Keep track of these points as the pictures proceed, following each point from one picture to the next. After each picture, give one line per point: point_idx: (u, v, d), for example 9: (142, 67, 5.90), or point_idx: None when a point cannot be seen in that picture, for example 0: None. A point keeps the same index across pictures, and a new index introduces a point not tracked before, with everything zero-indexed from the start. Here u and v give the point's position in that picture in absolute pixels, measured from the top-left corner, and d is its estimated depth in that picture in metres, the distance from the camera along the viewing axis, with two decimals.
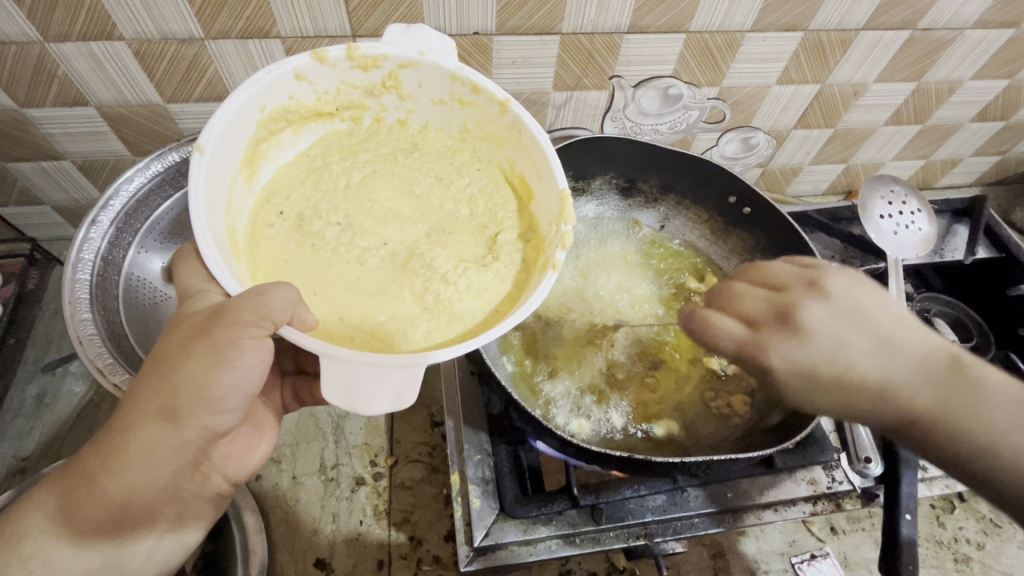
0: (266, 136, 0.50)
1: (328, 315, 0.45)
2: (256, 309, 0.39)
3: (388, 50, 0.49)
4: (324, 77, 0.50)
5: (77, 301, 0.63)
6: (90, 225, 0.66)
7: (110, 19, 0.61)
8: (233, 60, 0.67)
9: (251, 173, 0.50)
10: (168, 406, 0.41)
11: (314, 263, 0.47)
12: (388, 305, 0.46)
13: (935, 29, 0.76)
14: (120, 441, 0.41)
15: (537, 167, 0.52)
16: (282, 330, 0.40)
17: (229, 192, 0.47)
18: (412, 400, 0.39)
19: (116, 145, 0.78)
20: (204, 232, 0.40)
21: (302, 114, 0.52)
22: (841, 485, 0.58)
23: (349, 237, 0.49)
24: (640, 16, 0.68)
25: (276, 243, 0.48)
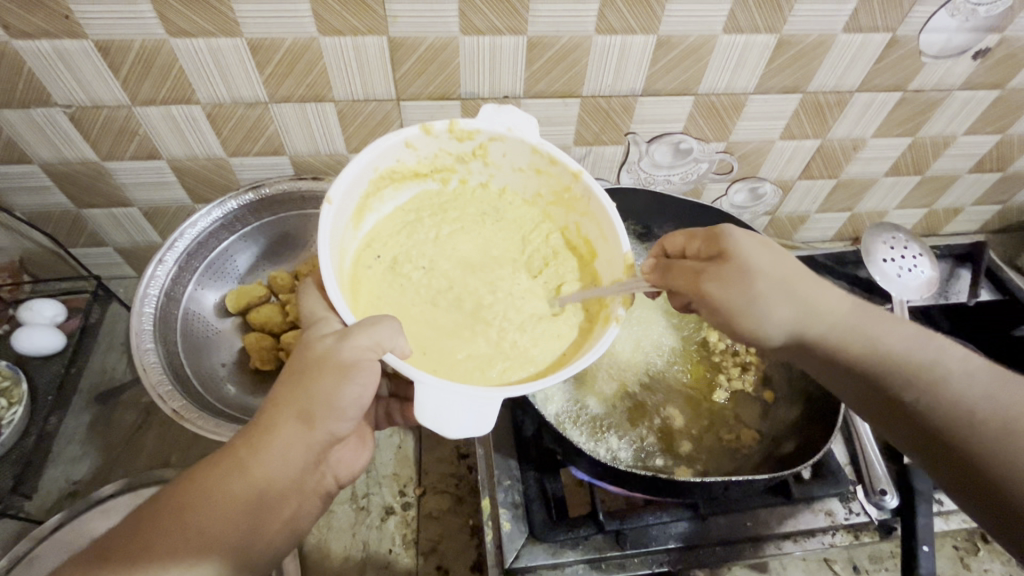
0: (374, 191, 0.57)
1: (415, 349, 0.50)
2: (369, 337, 0.44)
3: (482, 125, 0.55)
4: (426, 145, 0.56)
5: (142, 333, 0.69)
6: (157, 264, 0.73)
7: (190, 86, 0.70)
8: (292, 120, 0.76)
9: (358, 222, 0.56)
10: (306, 409, 0.44)
11: (406, 304, 0.53)
12: (467, 344, 0.51)
13: (925, 90, 0.83)
14: (263, 436, 0.45)
15: (605, 230, 0.56)
16: (384, 357, 0.44)
17: (342, 237, 0.54)
18: (490, 427, 0.44)
19: (180, 194, 0.86)
20: (329, 273, 0.46)
21: (404, 174, 0.58)
22: (858, 516, 0.60)
23: (436, 283, 0.54)
24: (652, 81, 0.77)
25: (374, 283, 0.54)
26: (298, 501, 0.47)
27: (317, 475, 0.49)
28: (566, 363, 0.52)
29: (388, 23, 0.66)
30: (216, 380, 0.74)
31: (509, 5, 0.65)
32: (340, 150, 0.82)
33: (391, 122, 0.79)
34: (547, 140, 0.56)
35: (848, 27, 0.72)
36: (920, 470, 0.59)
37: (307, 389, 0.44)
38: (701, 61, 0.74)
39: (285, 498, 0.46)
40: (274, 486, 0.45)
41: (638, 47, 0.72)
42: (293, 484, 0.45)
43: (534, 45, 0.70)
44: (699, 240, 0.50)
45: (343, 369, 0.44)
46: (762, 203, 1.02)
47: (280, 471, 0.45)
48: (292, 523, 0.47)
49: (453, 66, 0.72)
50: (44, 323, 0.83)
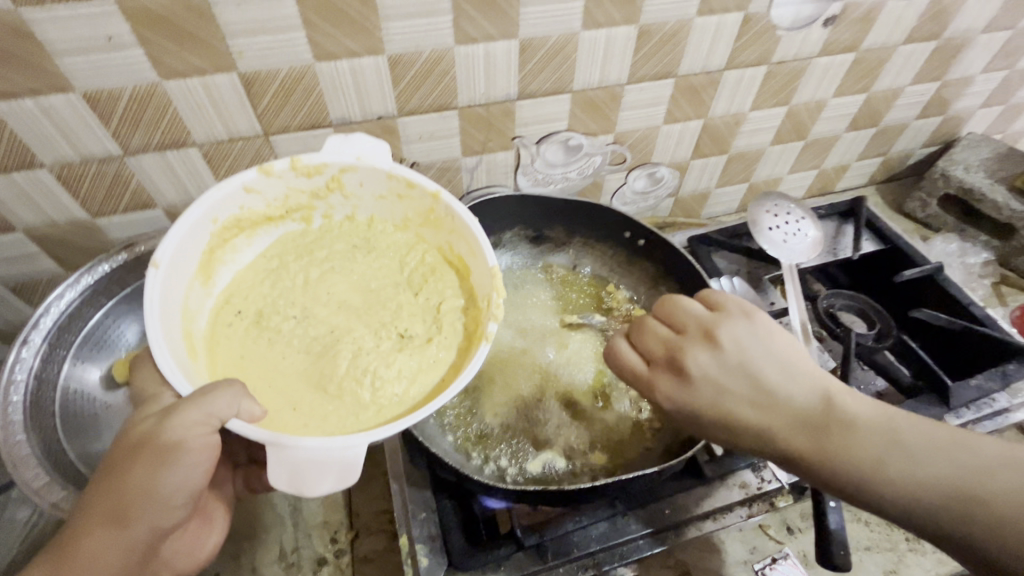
0: (220, 244, 0.54)
1: (281, 405, 0.48)
2: (200, 410, 0.42)
3: (328, 159, 0.54)
4: (271, 187, 0.54)
5: (9, 424, 0.63)
6: (21, 345, 0.67)
7: (30, 150, 0.65)
8: (155, 170, 0.72)
9: (208, 279, 0.53)
10: (118, 507, 0.42)
11: (270, 357, 0.50)
12: (337, 392, 0.48)
13: (788, 61, 0.87)
14: (67, 550, 0.42)
15: (468, 246, 0.55)
16: (230, 425, 0.42)
17: (187, 300, 0.50)
18: (356, 477, 0.42)
19: (48, 264, 0.79)
20: (158, 341, 0.44)
21: (254, 221, 0.56)
22: (769, 484, 0.61)
23: (304, 329, 0.52)
24: (526, 83, 0.76)
25: (234, 342, 0.51)
26: None
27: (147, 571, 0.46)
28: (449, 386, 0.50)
29: (233, 58, 0.63)
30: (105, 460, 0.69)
31: (358, 25, 0.64)
32: None
33: (264, 159, 0.75)
34: (398, 164, 0.55)
35: (701, 10, 0.74)
36: None
37: (121, 486, 0.42)
38: (568, 59, 0.75)
39: None
40: None
41: (503, 53, 0.71)
42: None
43: (396, 63, 0.69)
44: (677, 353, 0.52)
45: (160, 459, 0.42)
46: (662, 186, 1.04)
47: None
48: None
49: (316, 94, 0.69)
50: None
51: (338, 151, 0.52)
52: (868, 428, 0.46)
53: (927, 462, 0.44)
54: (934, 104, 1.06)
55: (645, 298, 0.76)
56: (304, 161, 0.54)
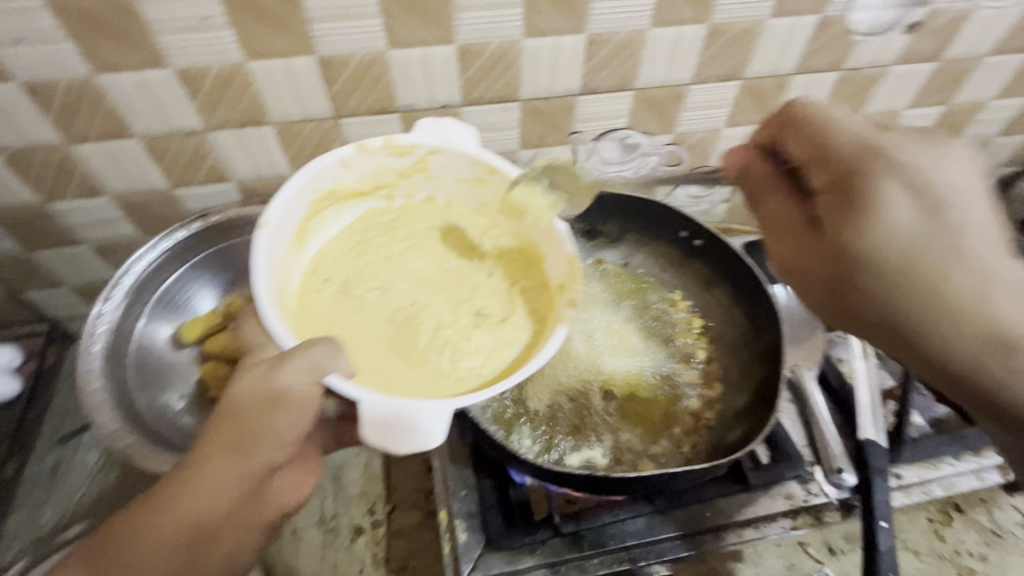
0: (314, 214, 0.56)
1: (363, 368, 0.49)
2: (308, 359, 0.43)
3: (419, 139, 0.55)
4: (365, 162, 0.56)
5: (90, 372, 0.70)
6: (103, 301, 0.74)
7: (124, 121, 0.70)
8: (232, 146, 0.76)
9: (302, 246, 0.55)
10: (238, 439, 0.45)
11: (355, 323, 0.52)
12: (418, 361, 0.50)
13: (862, 68, 0.83)
14: (196, 468, 0.45)
15: (545, 231, 0.56)
16: (327, 380, 0.43)
17: (285, 263, 0.53)
18: (439, 441, 0.45)
19: (129, 229, 0.85)
20: (265, 294, 0.46)
21: (345, 194, 0.58)
22: (817, 497, 0.59)
23: (386, 300, 0.54)
24: (589, 79, 0.77)
25: (321, 306, 0.53)
26: (237, 530, 0.48)
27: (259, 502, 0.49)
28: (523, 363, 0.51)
29: (313, 42, 0.66)
30: (170, 413, 0.73)
31: (432, 14, 0.65)
32: (285, 172, 0.81)
33: (331, 141, 0.78)
34: (484, 148, 0.56)
35: (774, 11, 0.73)
36: (876, 446, 0.59)
37: (238, 420, 0.44)
38: (633, 56, 0.75)
39: (222, 527, 0.46)
40: (207, 518, 0.45)
41: (570, 46, 0.72)
42: (227, 516, 0.46)
43: (465, 53, 0.70)
44: (828, 177, 0.48)
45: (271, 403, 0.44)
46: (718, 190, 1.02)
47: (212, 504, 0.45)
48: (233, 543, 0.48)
49: (386, 80, 0.72)
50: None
51: (430, 132, 0.54)
52: (914, 284, 0.44)
53: (959, 338, 0.44)
54: (1020, 122, 1.00)
55: (695, 299, 0.73)
56: (397, 141, 0.56)
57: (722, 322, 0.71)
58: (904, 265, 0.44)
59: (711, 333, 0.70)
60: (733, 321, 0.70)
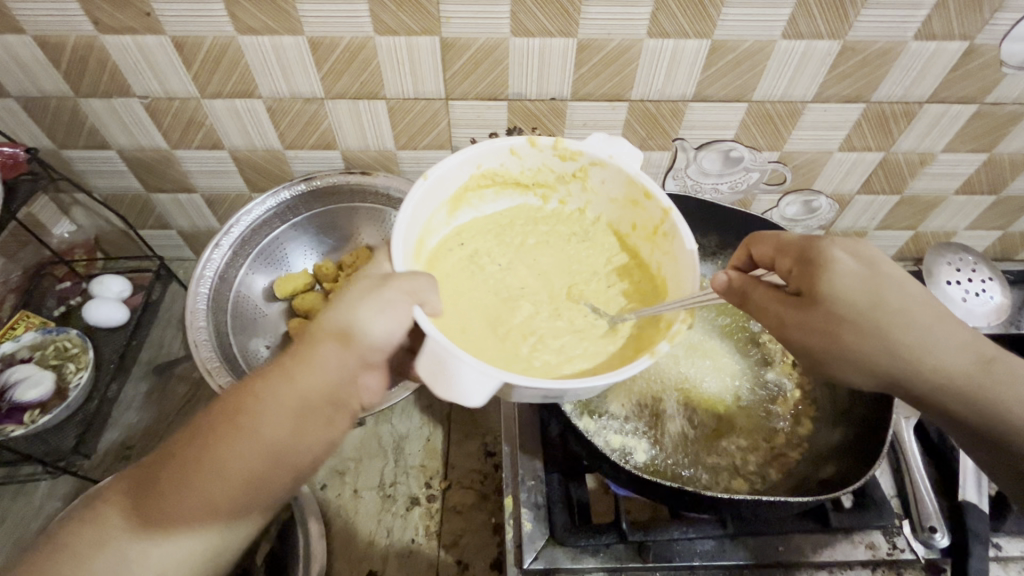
0: (475, 187, 0.57)
1: (454, 323, 0.50)
2: (410, 284, 0.44)
3: (587, 148, 0.54)
4: (531, 157, 0.56)
5: (196, 311, 0.74)
6: (214, 248, 0.79)
7: (253, 82, 0.74)
8: (345, 116, 0.79)
9: (454, 211, 0.57)
10: (344, 330, 0.43)
11: (468, 291, 0.53)
12: (512, 341, 0.50)
13: (1005, 103, 0.76)
14: (303, 356, 0.44)
15: (675, 259, 0.52)
16: (414, 310, 0.43)
17: (432, 218, 0.55)
18: (477, 403, 0.40)
19: (239, 182, 0.90)
20: (400, 232, 0.48)
21: (507, 180, 0.58)
22: (903, 552, 0.56)
23: (504, 282, 0.54)
24: (705, 86, 0.74)
25: (451, 267, 0.55)
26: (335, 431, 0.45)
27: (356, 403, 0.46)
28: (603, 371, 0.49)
29: (440, 23, 0.67)
30: (257, 358, 0.78)
31: (560, 5, 0.65)
32: (388, 147, 0.84)
33: (437, 121, 0.80)
34: (645, 173, 0.53)
35: (920, 33, 0.68)
36: (977, 510, 0.56)
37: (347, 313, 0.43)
38: (755, 68, 0.72)
39: (320, 422, 0.43)
40: (309, 407, 0.43)
41: (691, 51, 0.70)
42: (328, 407, 0.43)
43: (584, 47, 0.70)
44: (790, 260, 0.45)
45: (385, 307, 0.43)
46: (816, 216, 0.97)
47: (315, 392, 0.43)
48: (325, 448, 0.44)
49: (502, 67, 0.72)
50: (112, 298, 0.91)
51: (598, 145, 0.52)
52: (931, 320, 0.42)
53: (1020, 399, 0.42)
54: None
55: None
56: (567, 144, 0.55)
57: None
58: (930, 307, 0.42)
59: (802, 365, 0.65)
60: None
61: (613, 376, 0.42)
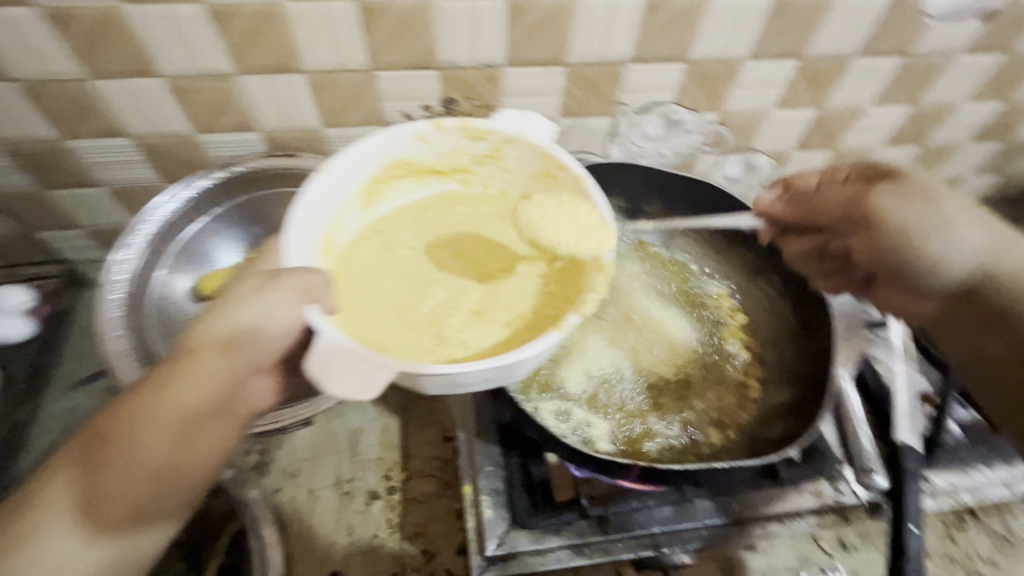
0: (387, 177, 0.51)
1: (359, 317, 0.44)
2: (303, 279, 0.42)
3: (496, 125, 0.48)
4: (441, 140, 0.50)
5: (110, 321, 0.68)
6: (122, 248, 0.72)
7: (149, 57, 0.66)
8: (261, 93, 0.72)
9: (368, 205, 0.51)
10: (227, 337, 0.43)
11: (377, 282, 0.47)
12: (421, 327, 0.44)
13: (928, 55, 0.78)
14: (183, 364, 0.43)
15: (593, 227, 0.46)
16: (308, 310, 0.41)
17: (340, 214, 0.49)
18: (368, 397, 0.35)
19: (149, 173, 0.82)
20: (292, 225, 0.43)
21: (422, 168, 0.52)
22: (846, 496, 0.59)
23: (418, 267, 0.48)
24: (642, 47, 0.72)
25: (362, 259, 0.49)
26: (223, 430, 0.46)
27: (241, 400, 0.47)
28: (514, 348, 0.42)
29: None
30: None
31: None
32: (314, 126, 0.77)
33: (365, 95, 0.74)
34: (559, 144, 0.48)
35: None
36: (913, 450, 0.58)
37: (228, 318, 0.43)
38: (692, 26, 0.70)
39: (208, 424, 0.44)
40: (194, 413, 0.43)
41: (627, 9, 0.67)
42: (214, 408, 0.44)
43: (515, 9, 0.66)
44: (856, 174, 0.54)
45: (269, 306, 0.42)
46: (757, 175, 0.97)
47: (200, 398, 0.43)
48: (216, 451, 0.45)
49: (429, 33, 0.67)
50: (11, 312, 0.84)
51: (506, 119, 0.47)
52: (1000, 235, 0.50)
53: None
54: None
55: (735, 288, 0.70)
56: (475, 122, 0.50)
57: (766, 315, 0.67)
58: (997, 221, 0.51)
59: (750, 329, 0.67)
60: (778, 315, 0.66)
61: (511, 356, 0.39)
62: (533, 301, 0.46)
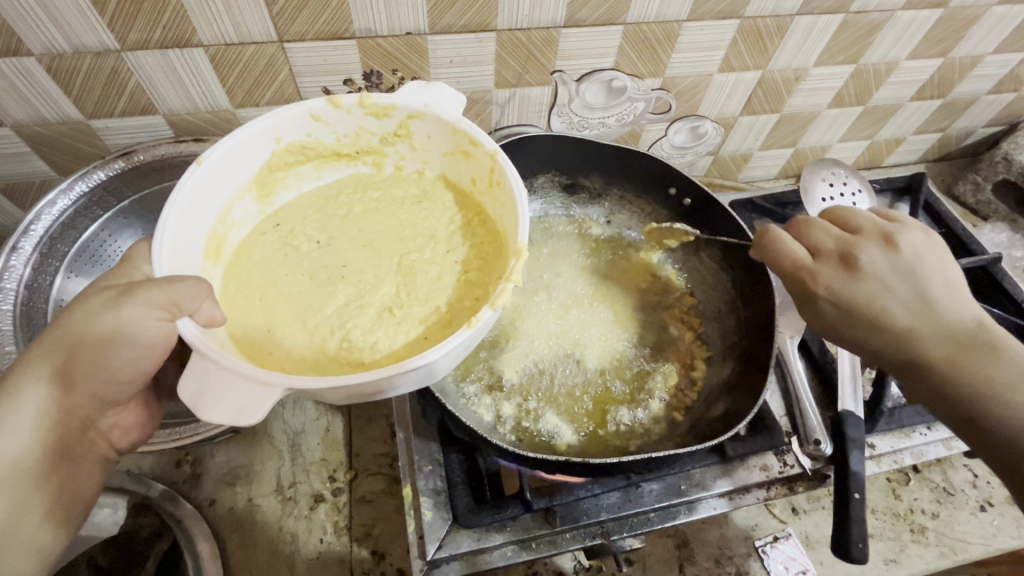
0: (283, 164, 0.47)
1: (256, 323, 0.41)
2: (162, 294, 0.36)
3: (399, 100, 0.45)
4: (341, 120, 0.46)
5: (0, 334, 0.61)
6: (11, 253, 0.63)
7: (15, 34, 0.57)
8: (155, 72, 0.64)
9: (265, 195, 0.47)
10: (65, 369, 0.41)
11: (275, 281, 0.43)
12: (326, 328, 0.40)
13: (867, 12, 0.76)
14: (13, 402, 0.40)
15: (511, 207, 0.43)
16: (179, 323, 0.36)
17: (230, 207, 0.45)
18: (253, 422, 0.32)
19: (42, 167, 0.73)
20: (165, 223, 0.38)
21: (323, 153, 0.48)
22: (793, 468, 0.58)
23: (322, 260, 0.44)
24: (574, 9, 0.67)
25: (260, 256, 0.45)
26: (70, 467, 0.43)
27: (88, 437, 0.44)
28: (430, 346, 0.39)
29: None
30: None
31: None
32: (224, 107, 0.70)
33: (276, 70, 0.67)
34: (468, 117, 0.44)
35: None
36: (855, 417, 0.58)
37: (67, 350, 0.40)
38: None
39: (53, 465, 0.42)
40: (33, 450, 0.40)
41: None
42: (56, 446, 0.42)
43: None
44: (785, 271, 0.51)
45: (121, 330, 0.38)
46: (704, 143, 0.95)
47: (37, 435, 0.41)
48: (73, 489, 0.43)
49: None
50: None
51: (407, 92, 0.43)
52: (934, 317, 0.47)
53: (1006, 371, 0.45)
54: (1011, 79, 0.95)
55: (680, 264, 0.68)
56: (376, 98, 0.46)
57: (710, 290, 0.66)
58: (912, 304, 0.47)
59: (695, 307, 0.65)
60: (719, 289, 0.64)
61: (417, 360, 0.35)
62: (451, 292, 0.43)
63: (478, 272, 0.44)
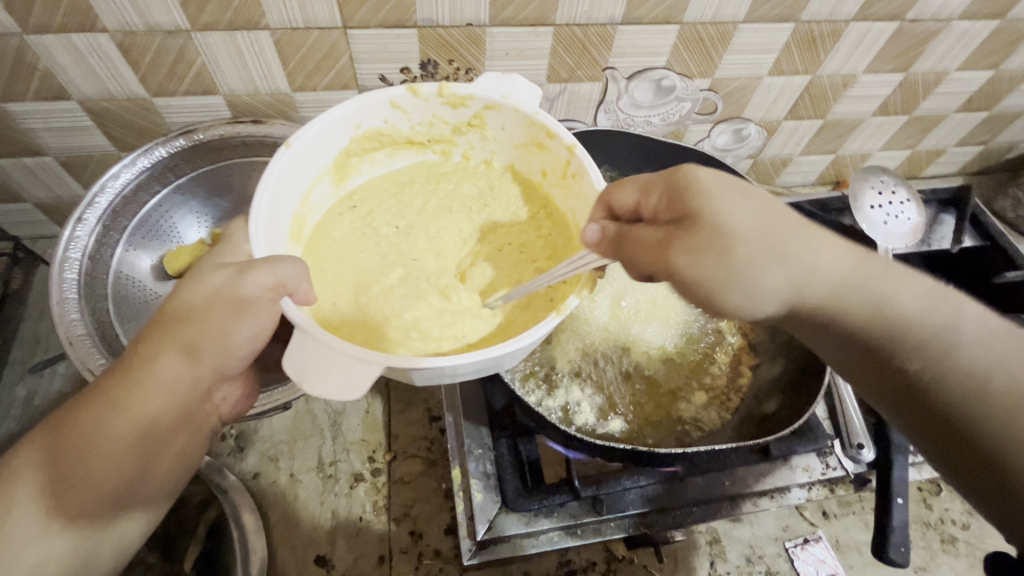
0: (359, 149, 0.49)
1: (340, 302, 0.43)
2: (270, 274, 0.39)
3: (476, 90, 0.46)
4: (417, 108, 0.47)
5: (65, 302, 0.62)
6: (76, 224, 0.65)
7: (91, 11, 0.58)
8: (220, 53, 0.65)
9: (341, 178, 0.49)
10: (190, 342, 0.42)
11: (354, 262, 0.45)
12: (406, 310, 0.43)
13: (923, 21, 0.75)
14: (142, 370, 0.41)
15: (582, 204, 0.45)
16: (281, 302, 0.39)
17: (310, 190, 0.47)
18: (356, 397, 0.35)
19: (101, 141, 0.75)
20: (261, 206, 0.40)
21: (397, 140, 0.50)
22: (834, 471, 0.60)
23: (399, 245, 0.46)
24: (633, 7, 0.68)
25: (338, 237, 0.47)
26: (186, 436, 0.44)
27: (202, 410, 0.46)
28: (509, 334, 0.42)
29: None
30: None
31: None
32: (283, 91, 0.71)
33: (337, 55, 0.68)
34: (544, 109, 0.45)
35: None
36: None
37: (191, 324, 0.41)
38: None
39: (172, 434, 0.43)
40: (158, 421, 0.42)
41: None
42: (178, 418, 0.43)
43: None
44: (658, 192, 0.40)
45: (242, 306, 0.40)
46: (746, 145, 0.96)
47: (164, 405, 0.42)
48: (178, 462, 0.44)
49: None
50: None
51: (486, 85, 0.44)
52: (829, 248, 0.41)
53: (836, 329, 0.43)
54: None
55: None
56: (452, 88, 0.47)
57: None
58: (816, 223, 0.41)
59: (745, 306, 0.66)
60: None
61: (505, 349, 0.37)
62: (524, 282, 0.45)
63: (548, 262, 0.46)
